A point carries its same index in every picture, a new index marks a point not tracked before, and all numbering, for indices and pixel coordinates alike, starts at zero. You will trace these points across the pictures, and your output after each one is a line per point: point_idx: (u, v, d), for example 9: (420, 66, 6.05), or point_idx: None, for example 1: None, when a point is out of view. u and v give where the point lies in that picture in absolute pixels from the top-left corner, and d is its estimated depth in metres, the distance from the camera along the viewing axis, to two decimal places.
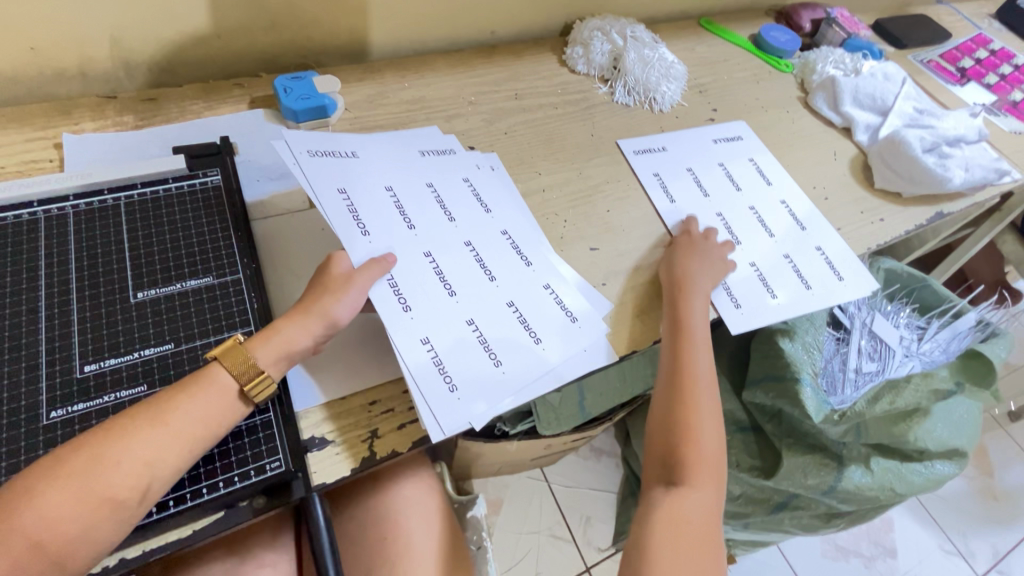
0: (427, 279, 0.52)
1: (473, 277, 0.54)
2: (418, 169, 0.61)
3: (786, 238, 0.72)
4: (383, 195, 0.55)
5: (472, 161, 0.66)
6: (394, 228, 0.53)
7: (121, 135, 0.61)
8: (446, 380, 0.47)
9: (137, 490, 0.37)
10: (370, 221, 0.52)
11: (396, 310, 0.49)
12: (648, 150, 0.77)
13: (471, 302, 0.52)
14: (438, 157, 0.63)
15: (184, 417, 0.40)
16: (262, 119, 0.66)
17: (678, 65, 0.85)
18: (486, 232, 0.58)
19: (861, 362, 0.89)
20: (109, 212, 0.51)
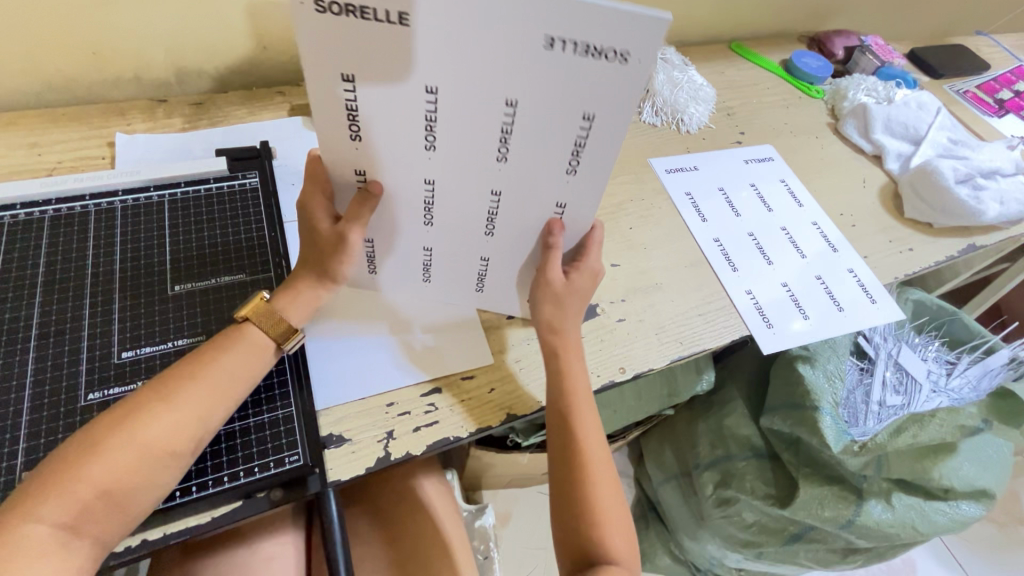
0: (465, 213, 0.47)
1: (524, 217, 0.47)
2: (525, 32, 0.34)
3: (813, 262, 0.71)
4: (417, 96, 0.38)
5: (528, 39, 0.35)
6: (459, 131, 0.40)
7: (167, 136, 0.64)
8: (423, 274, 0.54)
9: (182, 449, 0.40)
10: (444, 135, 0.40)
11: (412, 220, 0.48)
12: (676, 171, 0.77)
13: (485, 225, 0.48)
14: (567, 19, 0.34)
15: (221, 369, 0.43)
16: (300, 126, 0.69)
17: (707, 88, 0.86)
18: (590, 198, 0.45)
19: (885, 395, 0.87)
20: (155, 207, 0.54)
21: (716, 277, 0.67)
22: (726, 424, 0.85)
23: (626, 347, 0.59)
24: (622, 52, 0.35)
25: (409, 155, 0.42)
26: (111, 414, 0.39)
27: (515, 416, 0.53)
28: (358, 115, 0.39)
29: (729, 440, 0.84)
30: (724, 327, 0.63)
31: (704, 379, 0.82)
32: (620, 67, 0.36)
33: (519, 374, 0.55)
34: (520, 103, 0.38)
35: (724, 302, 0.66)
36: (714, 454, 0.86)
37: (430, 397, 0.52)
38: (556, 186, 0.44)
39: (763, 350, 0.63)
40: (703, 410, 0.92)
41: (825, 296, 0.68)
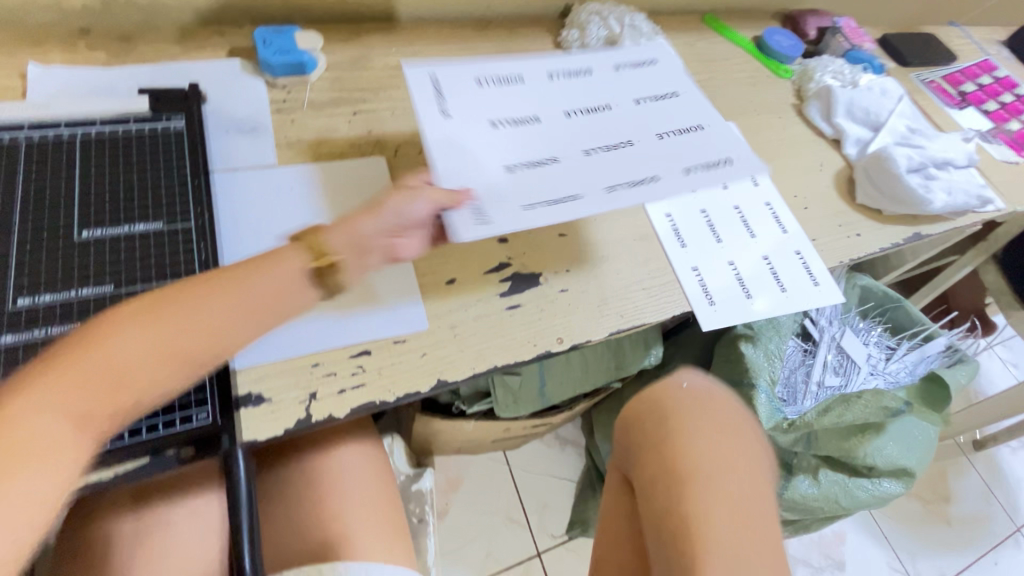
0: (607, 184, 0.58)
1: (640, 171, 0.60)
2: (467, 75, 0.62)
3: (762, 243, 0.71)
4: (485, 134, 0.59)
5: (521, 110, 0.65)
6: (559, 124, 0.63)
7: (90, 71, 0.59)
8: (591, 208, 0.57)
9: (189, 357, 0.40)
10: (540, 143, 0.60)
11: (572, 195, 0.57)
12: (651, 100, 0.70)
13: (726, 155, 0.63)
14: (484, 67, 0.63)
15: (27, 432, 0.34)
16: (238, 69, 0.65)
17: None
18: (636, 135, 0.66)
19: (825, 375, 0.89)
20: (64, 146, 0.50)
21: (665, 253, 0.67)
22: None
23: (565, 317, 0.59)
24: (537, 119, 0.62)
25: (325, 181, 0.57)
26: None
27: (446, 382, 0.52)
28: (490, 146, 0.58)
29: None
30: (667, 303, 0.63)
31: (651, 354, 0.83)
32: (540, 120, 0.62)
33: (453, 340, 0.54)
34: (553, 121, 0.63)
35: (669, 277, 0.65)
36: None
37: (358, 359, 0.50)
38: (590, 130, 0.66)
39: (703, 328, 0.64)
40: (650, 384, 0.93)
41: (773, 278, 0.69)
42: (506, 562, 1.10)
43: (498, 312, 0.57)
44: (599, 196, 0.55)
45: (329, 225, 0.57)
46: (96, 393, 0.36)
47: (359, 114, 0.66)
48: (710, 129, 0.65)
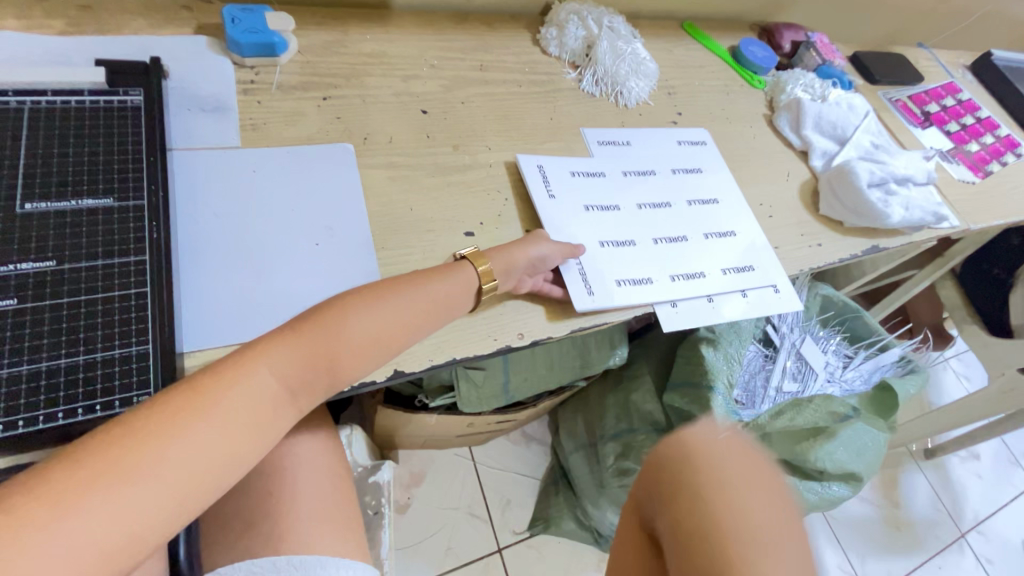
0: (658, 267, 0.67)
1: (687, 263, 0.69)
2: (557, 168, 0.70)
3: (730, 247, 0.72)
4: (570, 216, 0.66)
5: (598, 191, 0.71)
6: (625, 204, 0.71)
7: (44, 38, 0.57)
8: (647, 282, 0.65)
9: (383, 347, 0.46)
10: (617, 233, 0.68)
11: (633, 281, 0.64)
12: (608, 143, 0.76)
13: (751, 262, 0.72)
14: (549, 160, 0.70)
15: (236, 404, 0.38)
16: (205, 46, 0.63)
17: (650, 63, 0.85)
18: (688, 226, 0.72)
19: (783, 381, 0.91)
20: (10, 114, 0.48)
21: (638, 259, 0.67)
22: (632, 399, 0.88)
23: (526, 313, 0.59)
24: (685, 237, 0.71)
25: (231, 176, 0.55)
26: (121, 429, 0.34)
27: (403, 372, 0.52)
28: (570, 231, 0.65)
29: (633, 414, 0.87)
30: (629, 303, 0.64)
31: (615, 355, 0.83)
32: (617, 207, 0.70)
33: None
34: (626, 211, 0.70)
35: None
36: (619, 426, 0.88)
37: None
38: (663, 217, 0.72)
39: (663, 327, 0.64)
40: (614, 383, 0.94)
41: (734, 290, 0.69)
42: (467, 557, 1.10)
43: None
44: (664, 285, 0.65)
45: (288, 211, 0.56)
46: (303, 366, 0.42)
47: (328, 99, 0.65)
48: (743, 235, 0.74)
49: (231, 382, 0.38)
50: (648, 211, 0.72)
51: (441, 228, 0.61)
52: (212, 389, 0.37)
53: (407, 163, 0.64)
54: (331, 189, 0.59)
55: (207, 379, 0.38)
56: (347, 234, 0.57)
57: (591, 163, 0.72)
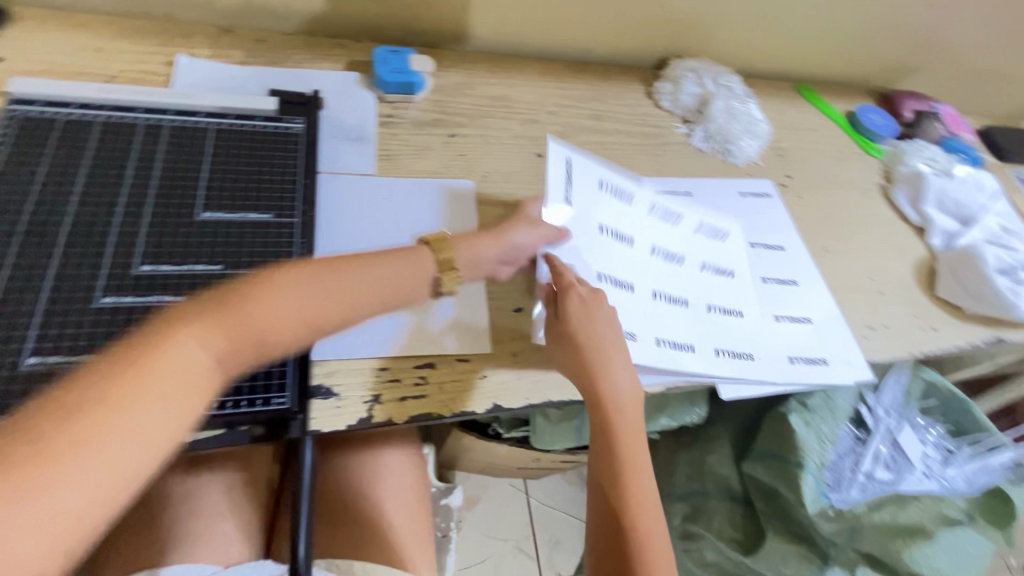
0: (702, 324, 0.64)
1: (732, 325, 0.66)
2: (629, 208, 0.68)
3: (795, 313, 0.70)
4: (625, 260, 0.65)
5: (662, 235, 0.69)
6: (693, 254, 0.69)
7: (227, 66, 0.66)
8: (687, 345, 0.62)
9: (320, 327, 0.41)
10: (669, 291, 0.65)
11: (673, 343, 0.62)
12: (668, 193, 0.75)
13: (808, 313, 0.71)
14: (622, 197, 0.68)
15: (152, 384, 0.31)
16: (354, 82, 0.70)
17: (762, 125, 0.85)
18: (745, 292, 0.69)
19: (875, 467, 0.85)
20: (199, 133, 0.56)
21: (689, 319, 0.64)
22: (707, 460, 0.84)
23: None
24: (740, 310, 0.67)
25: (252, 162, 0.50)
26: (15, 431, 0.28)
27: (500, 408, 0.54)
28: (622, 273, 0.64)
29: (706, 475, 0.83)
30: (701, 362, 0.62)
31: (694, 411, 0.82)
32: (677, 262, 0.68)
33: (512, 367, 0.56)
34: (683, 262, 0.68)
35: (711, 334, 0.65)
36: (689, 486, 0.84)
37: (422, 370, 0.53)
38: (719, 277, 0.69)
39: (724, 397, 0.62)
40: (688, 441, 0.90)
41: (792, 363, 0.66)
42: None
43: None
44: (707, 355, 0.62)
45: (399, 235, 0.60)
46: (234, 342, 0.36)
47: (454, 137, 0.70)
48: (806, 288, 0.73)
49: (138, 364, 0.31)
50: (705, 266, 0.69)
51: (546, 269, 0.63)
52: (117, 365, 0.31)
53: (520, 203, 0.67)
54: (448, 220, 0.63)
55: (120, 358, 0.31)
56: None
57: (665, 206, 0.70)
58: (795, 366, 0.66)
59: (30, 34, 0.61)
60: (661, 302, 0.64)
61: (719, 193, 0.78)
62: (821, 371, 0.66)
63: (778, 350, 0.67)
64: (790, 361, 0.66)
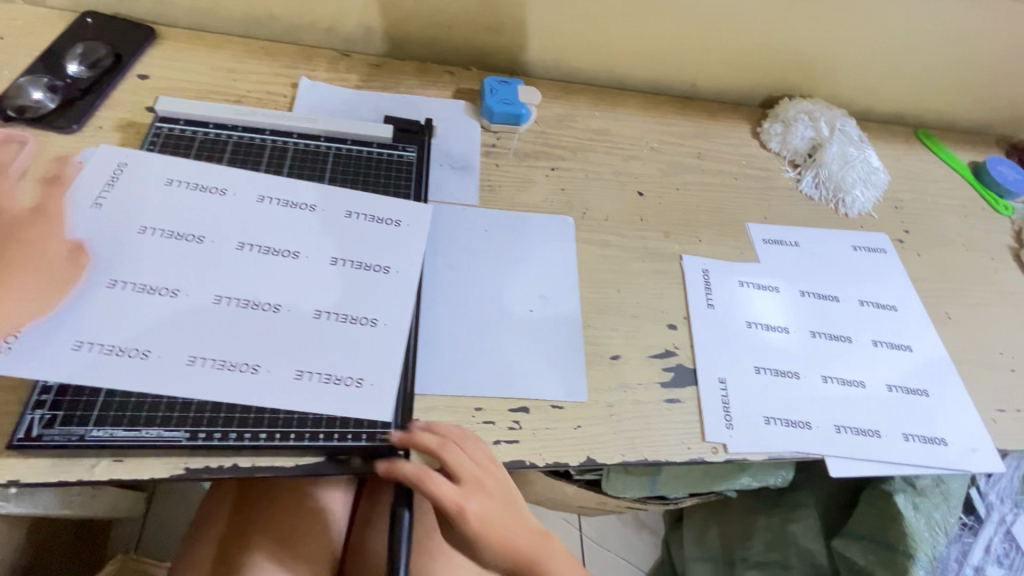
0: (818, 398, 0.59)
1: (852, 401, 0.60)
2: (723, 274, 0.66)
3: (914, 382, 0.63)
4: (724, 330, 0.62)
5: (761, 303, 0.65)
6: (797, 321, 0.65)
7: (344, 91, 0.67)
8: (801, 423, 0.57)
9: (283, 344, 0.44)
10: (778, 364, 0.61)
11: (784, 420, 0.57)
12: (775, 242, 0.71)
13: (926, 384, 0.63)
14: (714, 266, 0.66)
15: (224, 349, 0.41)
16: (461, 110, 0.70)
17: (880, 174, 0.79)
18: (865, 366, 0.63)
19: (984, 562, 0.77)
20: (320, 156, 0.58)
21: (800, 391, 0.59)
22: (791, 529, 0.79)
23: (712, 414, 0.56)
24: (861, 381, 0.62)
25: (122, 244, 0.47)
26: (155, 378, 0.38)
27: (593, 462, 0.51)
28: (724, 342, 0.61)
29: (789, 546, 0.79)
30: (817, 443, 0.57)
31: (779, 475, 0.74)
32: (783, 333, 0.63)
33: (608, 419, 0.53)
34: (789, 330, 0.64)
35: (829, 410, 0.59)
36: (768, 554, 0.82)
37: (517, 414, 0.52)
38: (831, 345, 0.64)
39: (832, 476, 0.56)
40: (769, 503, 0.85)
41: (906, 442, 0.59)
42: None
43: (657, 402, 0.55)
44: (826, 434, 0.57)
45: (494, 270, 0.59)
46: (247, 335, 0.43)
47: (555, 170, 0.69)
48: (921, 355, 0.66)
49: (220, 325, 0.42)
50: (817, 333, 0.64)
51: (646, 316, 0.61)
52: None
53: (619, 243, 0.65)
54: (547, 255, 0.61)
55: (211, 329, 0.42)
56: (559, 306, 0.59)
57: (760, 272, 0.67)
58: (922, 446, 0.59)
59: (173, 53, 0.65)
60: (768, 375, 0.60)
61: (829, 245, 0.72)
62: (944, 454, 0.59)
63: (898, 422, 0.60)
64: (913, 438, 0.59)
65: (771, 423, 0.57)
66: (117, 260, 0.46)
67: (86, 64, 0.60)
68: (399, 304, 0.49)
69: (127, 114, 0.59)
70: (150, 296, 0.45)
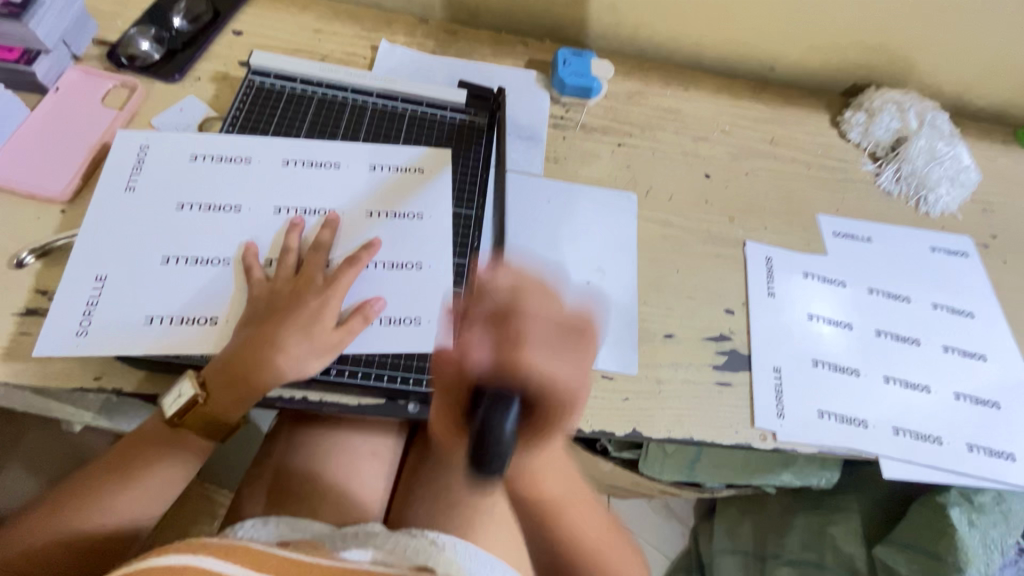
0: (880, 397, 0.58)
1: (914, 405, 0.58)
2: (787, 264, 0.64)
3: (986, 393, 0.60)
4: (783, 320, 0.60)
5: (825, 297, 0.63)
6: (862, 318, 0.62)
7: (420, 55, 0.69)
8: (856, 422, 0.56)
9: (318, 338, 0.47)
10: (838, 360, 0.59)
11: (840, 416, 0.56)
12: (845, 236, 0.68)
13: (997, 396, 0.60)
14: (777, 255, 0.65)
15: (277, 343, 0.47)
16: (532, 81, 0.70)
17: (970, 173, 0.74)
18: (932, 371, 0.60)
19: None
20: (396, 117, 0.60)
21: (859, 389, 0.58)
22: (831, 532, 0.77)
23: (764, 402, 0.55)
24: (927, 387, 0.59)
25: (165, 222, 0.51)
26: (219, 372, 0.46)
27: (639, 434, 0.52)
28: (782, 332, 0.59)
29: (827, 550, 0.77)
30: (872, 443, 0.55)
31: (822, 476, 0.72)
32: (846, 330, 0.61)
33: (657, 395, 0.54)
34: (853, 327, 0.61)
35: (889, 411, 0.57)
36: (803, 554, 0.80)
37: None
38: (896, 346, 0.61)
39: (884, 477, 0.55)
40: (810, 504, 0.83)
41: (970, 453, 0.56)
42: None
43: (709, 384, 0.55)
44: (883, 435, 0.56)
45: (552, 240, 0.60)
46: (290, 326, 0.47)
47: (622, 146, 0.69)
48: (996, 367, 0.62)
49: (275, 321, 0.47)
50: (882, 334, 0.62)
51: (703, 298, 0.60)
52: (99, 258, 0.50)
53: (682, 224, 0.64)
54: (607, 230, 0.62)
55: (265, 332, 0.47)
56: (616, 281, 0.59)
57: (826, 266, 0.65)
58: (987, 459, 0.56)
59: (265, 12, 0.68)
60: (827, 370, 0.58)
61: (904, 244, 0.69)
62: (1011, 470, 0.56)
63: (963, 432, 0.57)
64: (978, 450, 0.57)
65: (827, 420, 0.56)
66: (164, 237, 0.50)
67: (188, 18, 0.64)
68: (435, 250, 0.53)
69: (223, 67, 0.63)
70: (199, 266, 0.49)
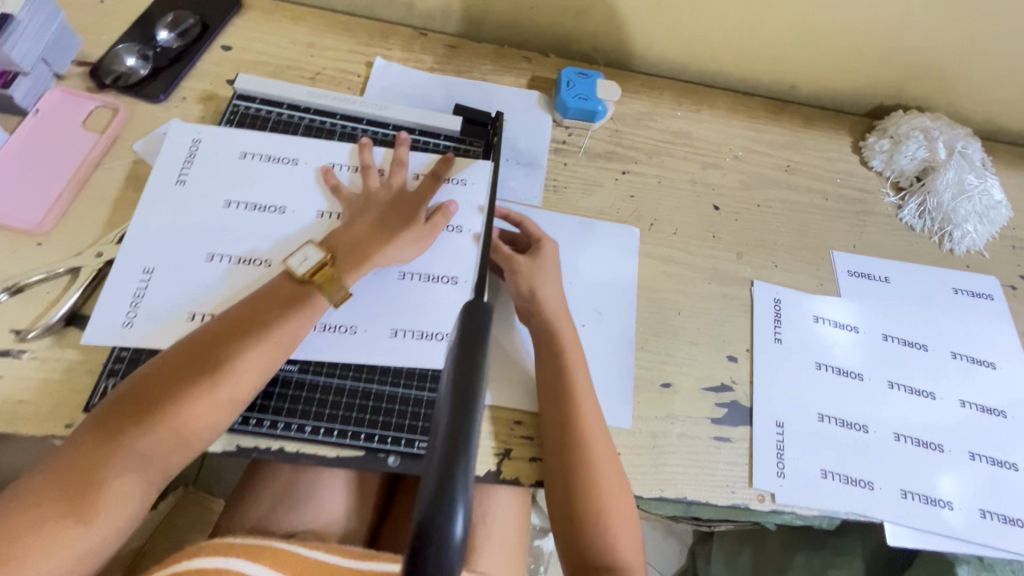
0: (888, 455, 0.55)
1: (924, 465, 0.55)
2: (797, 305, 0.61)
3: (1002, 452, 0.57)
4: (788, 368, 0.57)
5: (835, 342, 0.60)
6: (874, 366, 0.59)
7: (417, 73, 0.66)
8: (861, 482, 0.53)
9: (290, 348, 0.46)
10: (846, 413, 0.56)
11: (844, 476, 0.53)
12: (861, 275, 0.64)
13: (1015, 456, 0.56)
14: (786, 294, 0.61)
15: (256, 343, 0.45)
16: (534, 102, 0.67)
17: (1001, 209, 0.69)
18: (947, 427, 0.57)
19: None
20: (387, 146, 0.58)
21: (867, 446, 0.55)
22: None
23: (764, 459, 0.53)
24: (940, 445, 0.56)
25: (209, 220, 0.51)
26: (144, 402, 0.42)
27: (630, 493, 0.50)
28: (788, 381, 0.56)
29: None
30: (877, 507, 0.52)
31: None
32: (857, 379, 0.58)
33: (650, 450, 0.51)
34: (864, 376, 0.58)
35: (897, 471, 0.54)
36: None
37: None
38: (910, 398, 0.58)
39: (889, 542, 0.52)
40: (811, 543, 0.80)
41: (982, 520, 0.53)
42: None
43: (706, 438, 0.53)
44: (889, 497, 0.53)
45: None
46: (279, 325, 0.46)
47: (626, 174, 0.65)
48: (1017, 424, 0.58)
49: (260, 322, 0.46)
50: (895, 385, 0.58)
51: (705, 343, 0.57)
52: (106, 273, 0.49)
53: (687, 261, 0.61)
54: (605, 267, 0.59)
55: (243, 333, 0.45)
56: (613, 324, 0.56)
57: (839, 308, 0.61)
58: (999, 526, 0.53)
59: (256, 24, 0.65)
60: (833, 425, 0.55)
61: (924, 285, 0.65)
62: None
63: (975, 496, 0.54)
64: (990, 516, 0.54)
65: (830, 479, 0.53)
66: (208, 236, 0.50)
67: (175, 33, 0.61)
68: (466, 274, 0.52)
69: (210, 87, 0.60)
70: (243, 266, 0.50)
